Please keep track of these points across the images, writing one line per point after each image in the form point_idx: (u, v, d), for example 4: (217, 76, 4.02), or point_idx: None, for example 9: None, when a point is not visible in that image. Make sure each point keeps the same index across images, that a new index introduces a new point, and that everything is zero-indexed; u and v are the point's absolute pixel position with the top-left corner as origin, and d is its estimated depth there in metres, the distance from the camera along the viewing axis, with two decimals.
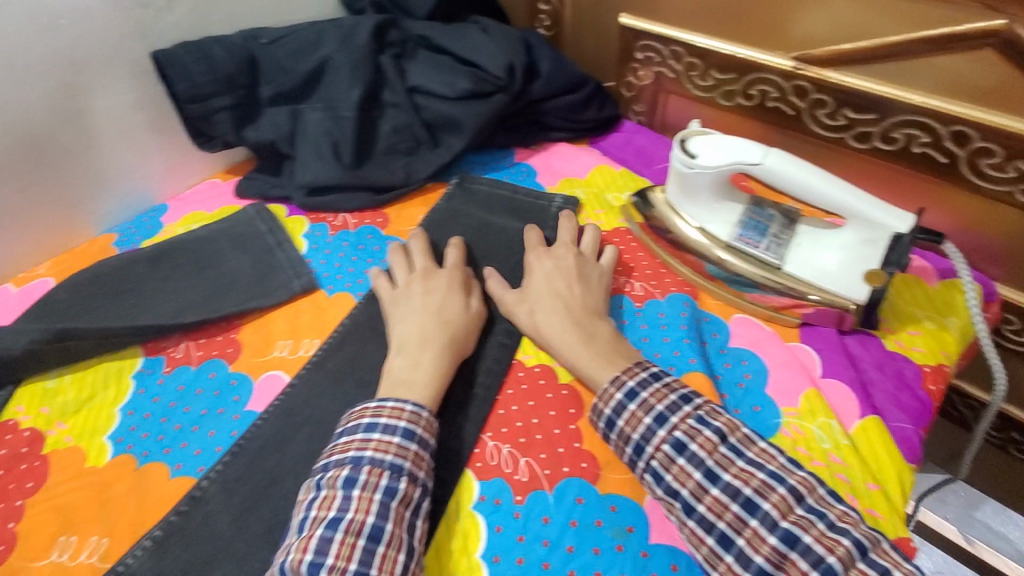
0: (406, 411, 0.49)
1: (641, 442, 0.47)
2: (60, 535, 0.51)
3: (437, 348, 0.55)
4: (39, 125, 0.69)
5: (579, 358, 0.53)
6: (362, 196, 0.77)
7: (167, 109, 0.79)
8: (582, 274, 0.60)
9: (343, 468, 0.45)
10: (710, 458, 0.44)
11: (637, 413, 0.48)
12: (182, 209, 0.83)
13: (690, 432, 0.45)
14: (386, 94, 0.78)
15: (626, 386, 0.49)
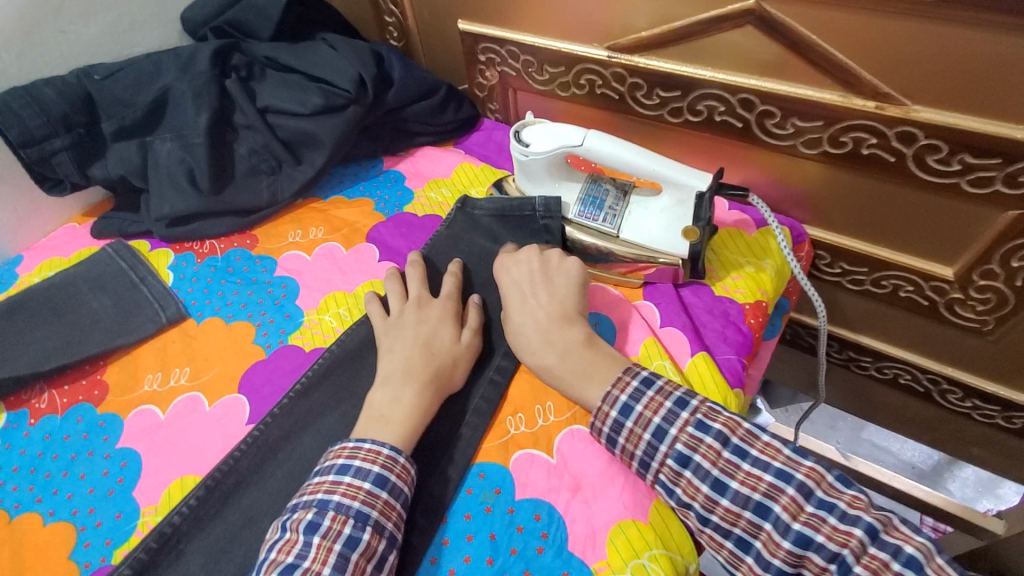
0: (376, 451, 0.49)
1: (644, 458, 0.51)
2: None
3: (416, 381, 0.54)
4: None
5: (565, 376, 0.55)
6: (226, 220, 0.78)
7: (6, 158, 0.75)
8: (558, 280, 0.61)
9: (310, 509, 0.46)
10: (716, 467, 0.48)
11: (635, 431, 0.51)
12: (39, 257, 0.79)
13: (691, 444, 0.49)
14: (238, 117, 0.78)
15: (619, 402, 0.53)
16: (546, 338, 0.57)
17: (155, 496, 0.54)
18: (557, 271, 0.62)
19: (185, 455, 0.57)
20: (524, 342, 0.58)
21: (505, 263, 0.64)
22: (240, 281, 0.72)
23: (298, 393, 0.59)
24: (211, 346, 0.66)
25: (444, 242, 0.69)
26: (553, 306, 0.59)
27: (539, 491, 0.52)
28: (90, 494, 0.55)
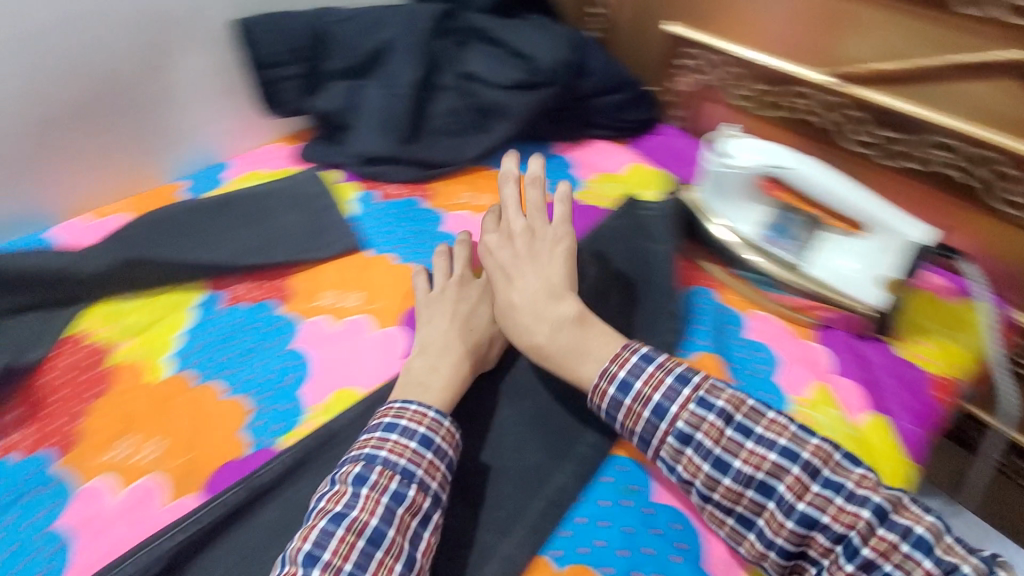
0: (414, 410, 0.51)
1: (644, 435, 0.50)
2: (123, 435, 0.56)
3: (455, 356, 0.57)
4: (126, 74, 0.76)
5: (558, 357, 0.54)
6: (409, 169, 0.83)
7: (242, 74, 0.86)
8: (543, 256, 0.59)
9: (358, 464, 0.48)
10: (718, 446, 0.47)
11: (634, 408, 0.49)
12: (248, 165, 0.89)
13: (692, 421, 0.48)
14: (441, 78, 0.84)
15: (616, 378, 0.51)
16: (523, 313, 0.56)
17: (318, 397, 0.59)
18: (542, 244, 0.60)
19: (346, 369, 0.61)
20: (504, 317, 0.57)
21: (491, 240, 0.62)
22: (416, 227, 0.78)
23: None
24: (381, 279, 0.71)
25: (611, 233, 0.69)
26: (544, 281, 0.57)
27: (676, 501, 0.52)
28: (264, 380, 0.60)
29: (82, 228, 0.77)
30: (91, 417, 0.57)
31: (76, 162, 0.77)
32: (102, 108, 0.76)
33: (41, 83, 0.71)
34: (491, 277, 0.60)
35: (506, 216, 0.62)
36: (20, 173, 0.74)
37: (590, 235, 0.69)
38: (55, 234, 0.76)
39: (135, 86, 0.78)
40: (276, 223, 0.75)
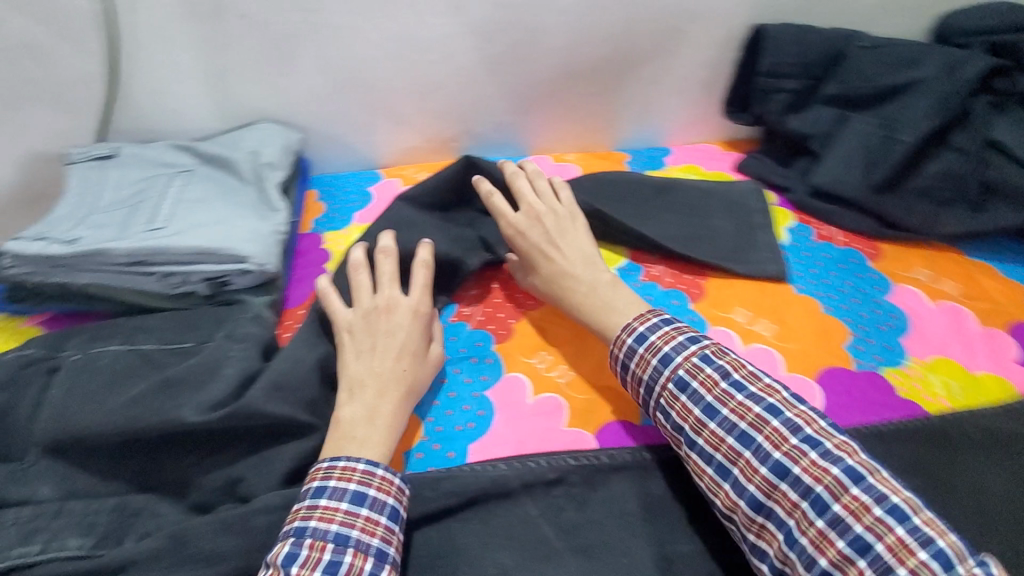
0: (322, 469, 0.50)
1: (649, 382, 0.55)
2: (544, 349, 0.66)
3: (393, 400, 0.56)
4: (640, 52, 0.84)
5: (596, 306, 0.62)
6: (866, 220, 0.75)
7: (726, 75, 0.88)
8: (570, 234, 0.68)
9: (288, 539, 0.46)
10: (745, 422, 0.48)
11: (643, 355, 0.56)
12: (686, 157, 0.93)
13: (692, 371, 0.53)
14: (955, 137, 0.75)
15: (636, 331, 0.57)
16: (576, 275, 0.64)
17: None
18: (555, 218, 0.69)
19: None
20: (565, 283, 0.64)
21: (520, 219, 0.68)
22: (851, 283, 0.70)
23: (877, 435, 0.56)
24: (800, 322, 0.66)
25: None
26: (579, 250, 0.66)
27: None
28: None
29: (545, 167, 0.92)
30: (524, 322, 0.68)
31: (563, 111, 0.91)
32: (607, 75, 0.87)
33: (580, 43, 0.83)
34: (528, 257, 0.67)
35: (530, 202, 0.70)
36: (525, 107, 0.90)
37: None
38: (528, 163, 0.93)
39: (641, 61, 0.86)
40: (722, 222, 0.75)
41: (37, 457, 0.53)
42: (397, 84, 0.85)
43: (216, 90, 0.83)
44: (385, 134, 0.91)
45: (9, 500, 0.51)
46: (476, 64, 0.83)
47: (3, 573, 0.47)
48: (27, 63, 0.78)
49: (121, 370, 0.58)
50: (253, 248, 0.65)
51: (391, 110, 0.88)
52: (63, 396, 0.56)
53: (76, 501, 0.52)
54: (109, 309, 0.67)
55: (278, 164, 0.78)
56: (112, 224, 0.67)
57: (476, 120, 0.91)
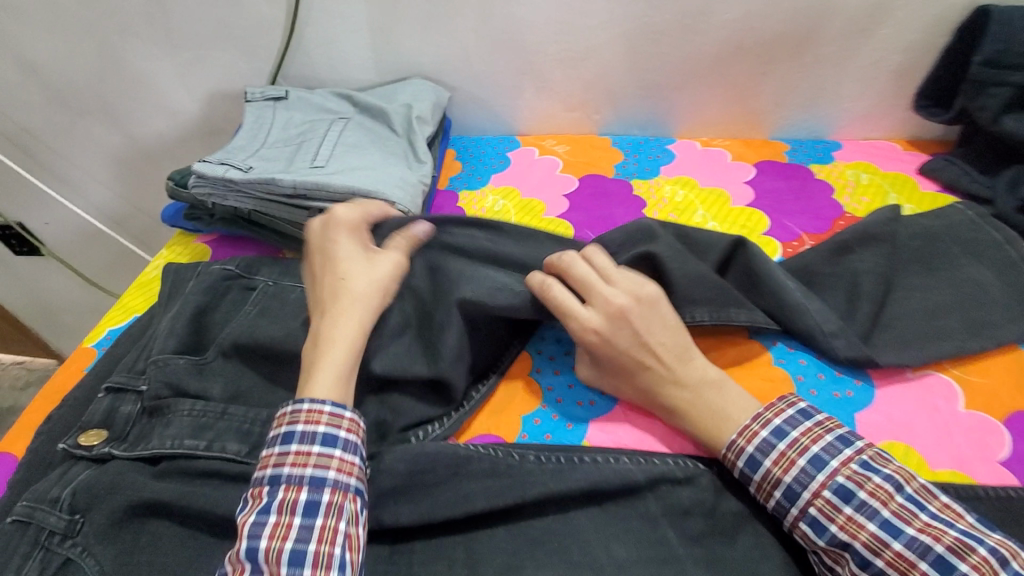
0: (288, 414, 0.48)
1: (794, 486, 0.46)
2: None
3: (348, 345, 0.52)
4: (826, 28, 0.76)
5: (704, 410, 0.51)
6: None
7: (925, 64, 0.77)
8: (644, 313, 0.54)
9: (263, 488, 0.45)
10: (888, 509, 0.42)
11: (787, 454, 0.46)
12: (858, 153, 0.82)
13: (855, 479, 0.44)
14: None
15: (771, 423, 0.48)
16: (681, 368, 0.52)
17: (873, 436, 0.52)
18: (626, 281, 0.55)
19: (917, 434, 0.52)
20: (649, 377, 0.52)
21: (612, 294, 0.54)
22: None
23: None
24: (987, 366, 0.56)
25: None
26: (674, 338, 0.53)
27: None
28: (816, 379, 0.55)
29: (691, 150, 0.86)
30: None
31: (722, 90, 0.84)
32: (781, 55, 0.79)
33: (757, 16, 0.76)
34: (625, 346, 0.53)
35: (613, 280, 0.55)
36: (681, 83, 0.84)
37: None
38: (674, 145, 0.88)
39: (825, 40, 0.77)
40: (907, 232, 0.65)
41: (214, 357, 0.60)
42: (551, 49, 0.83)
43: (382, 45, 0.86)
44: (531, 102, 0.90)
45: (187, 391, 0.57)
46: (635, 32, 0.79)
47: (176, 456, 0.54)
48: (227, 7, 0.86)
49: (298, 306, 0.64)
50: (400, 196, 0.67)
51: (540, 75, 0.86)
52: (255, 315, 0.63)
53: (238, 406, 0.57)
54: (267, 235, 0.74)
55: (427, 119, 0.80)
56: (280, 158, 0.72)
57: (626, 94, 0.87)
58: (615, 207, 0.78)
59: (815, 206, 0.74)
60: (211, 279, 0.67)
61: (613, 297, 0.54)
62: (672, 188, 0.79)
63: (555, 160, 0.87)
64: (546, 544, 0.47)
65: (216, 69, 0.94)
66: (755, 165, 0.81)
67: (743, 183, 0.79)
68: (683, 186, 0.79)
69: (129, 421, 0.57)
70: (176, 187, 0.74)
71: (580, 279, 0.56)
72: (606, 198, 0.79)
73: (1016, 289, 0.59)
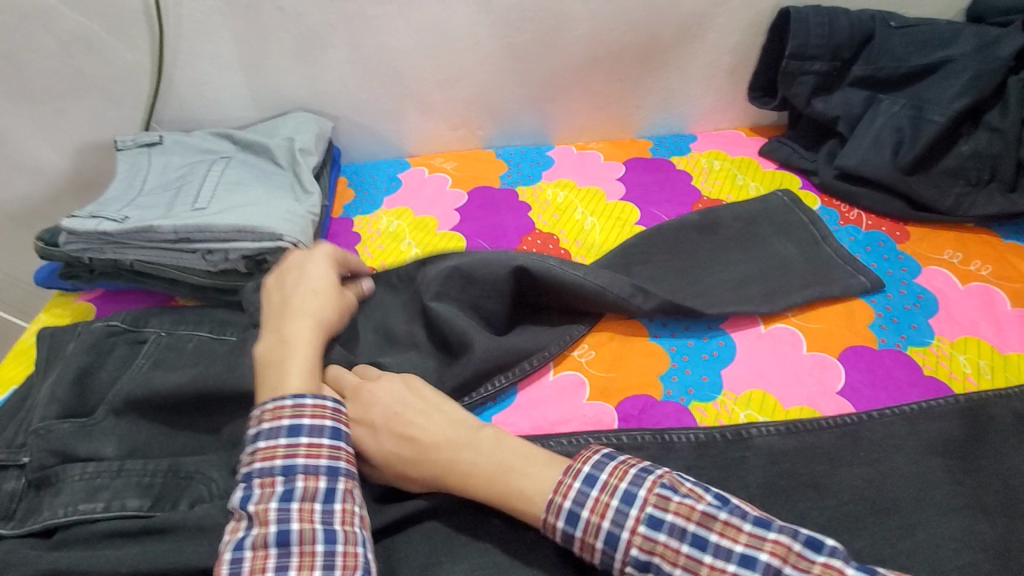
0: (291, 407, 0.48)
1: (605, 567, 0.42)
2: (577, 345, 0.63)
3: (308, 353, 0.54)
4: (664, 36, 0.85)
5: (489, 475, 0.47)
6: (892, 202, 0.73)
7: (751, 61, 0.88)
8: (416, 408, 0.52)
9: (274, 479, 0.46)
10: (676, 566, 0.39)
11: (586, 539, 0.42)
12: (710, 143, 0.93)
13: (645, 544, 0.40)
14: (992, 115, 0.71)
15: (563, 509, 0.43)
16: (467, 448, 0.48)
17: (738, 387, 0.58)
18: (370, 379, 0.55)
19: (773, 379, 0.59)
20: (428, 450, 0.49)
21: (359, 403, 0.53)
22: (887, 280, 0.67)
23: (905, 415, 0.54)
24: (824, 311, 0.64)
25: None
26: (445, 414, 0.51)
27: None
28: (687, 346, 0.62)
29: (568, 155, 0.92)
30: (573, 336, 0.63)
31: (588, 97, 0.92)
32: (632, 62, 0.88)
33: (604, 29, 0.84)
34: (399, 435, 0.50)
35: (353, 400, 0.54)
36: (550, 95, 0.91)
37: None
38: (553, 151, 0.94)
39: (666, 47, 0.87)
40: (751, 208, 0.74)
41: (106, 416, 0.58)
42: (424, 72, 0.87)
43: (256, 82, 0.87)
44: (415, 123, 0.93)
45: (77, 455, 0.55)
46: (498, 50, 0.85)
47: (71, 524, 0.52)
48: (85, 56, 0.83)
49: (195, 352, 0.64)
50: (288, 229, 0.68)
51: (417, 98, 0.90)
52: (148, 368, 0.62)
53: (136, 461, 0.56)
54: (155, 284, 0.73)
55: (311, 150, 0.81)
56: (159, 204, 0.71)
57: (502, 108, 0.92)
58: (503, 215, 0.82)
59: (677, 193, 0.83)
60: (92, 338, 0.64)
61: (371, 387, 0.54)
62: (554, 190, 0.85)
63: (444, 176, 0.90)
64: (460, 540, 0.50)
65: (81, 121, 0.90)
66: (624, 162, 0.89)
67: (615, 180, 0.86)
68: (563, 188, 0.86)
69: (15, 497, 0.54)
70: (46, 248, 0.71)
71: (350, 376, 0.56)
72: (493, 207, 0.84)
73: (833, 249, 0.69)
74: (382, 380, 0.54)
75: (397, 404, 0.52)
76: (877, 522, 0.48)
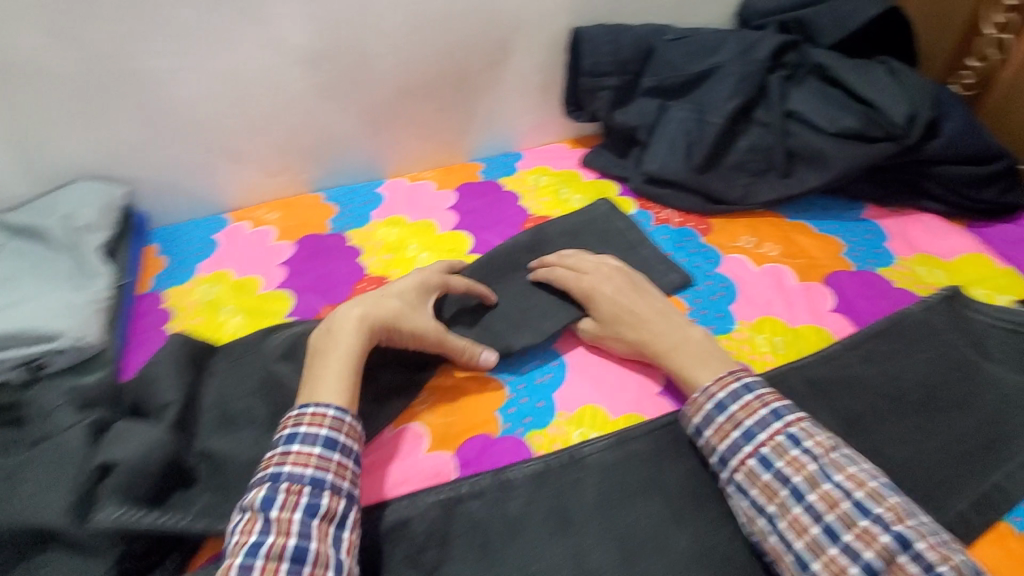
0: (332, 418, 0.49)
1: (751, 429, 0.49)
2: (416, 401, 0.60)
3: (353, 353, 0.54)
4: (472, 62, 0.86)
5: (682, 361, 0.56)
6: (695, 200, 0.80)
7: (558, 77, 0.92)
8: (643, 300, 0.62)
9: (304, 488, 0.45)
10: (827, 457, 0.46)
11: (753, 403, 0.50)
12: (535, 160, 0.95)
13: (806, 431, 0.48)
14: (760, 112, 0.79)
15: (744, 379, 0.52)
16: (660, 334, 0.59)
17: (571, 406, 0.59)
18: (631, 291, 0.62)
19: (601, 391, 0.61)
20: (632, 321, 0.60)
21: (595, 279, 0.64)
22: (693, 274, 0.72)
23: None
24: None
25: (941, 323, 0.63)
26: (652, 304, 0.61)
27: None
28: (521, 373, 0.62)
29: (399, 190, 0.90)
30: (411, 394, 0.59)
31: (411, 127, 0.90)
32: (448, 88, 0.88)
33: (410, 60, 0.83)
34: (612, 313, 0.61)
35: (597, 274, 0.64)
36: (371, 129, 0.88)
37: (892, 319, 0.64)
38: (384, 187, 0.92)
39: (477, 71, 0.87)
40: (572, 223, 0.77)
41: None
42: (226, 122, 0.80)
43: (22, 157, 0.75)
44: (227, 176, 0.85)
45: None
46: (303, 91, 0.81)
47: None
48: None
49: None
50: (71, 327, 0.63)
51: (225, 149, 0.83)
52: None
53: None
54: None
55: (99, 225, 0.73)
56: None
57: (323, 149, 0.87)
58: (333, 262, 0.79)
59: (506, 216, 0.84)
60: None
61: (590, 263, 0.66)
62: (385, 229, 0.83)
63: (267, 229, 0.84)
64: None
65: None
66: (455, 189, 0.89)
67: (447, 209, 0.86)
68: (394, 226, 0.84)
69: None
70: None
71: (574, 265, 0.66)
72: (321, 255, 0.80)
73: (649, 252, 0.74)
74: (603, 275, 0.64)
75: (609, 290, 0.62)
76: (697, 516, 0.51)
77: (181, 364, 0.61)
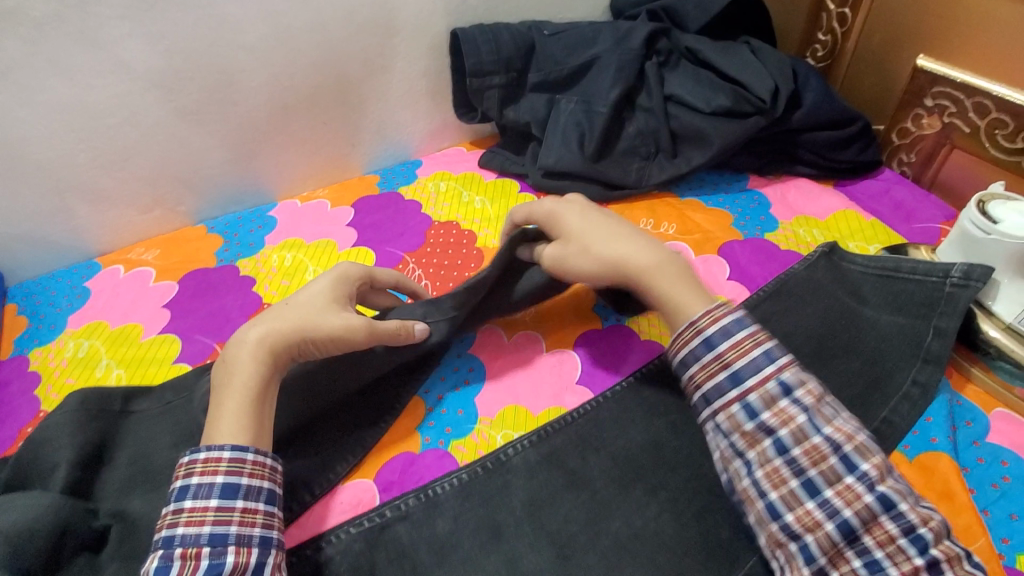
0: (229, 460, 0.45)
1: (741, 373, 0.47)
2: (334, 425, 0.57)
3: (249, 383, 0.49)
4: (352, 72, 0.83)
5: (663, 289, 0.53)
6: (593, 188, 0.81)
7: (445, 81, 0.91)
8: (621, 229, 0.57)
9: (202, 550, 0.41)
10: (816, 408, 0.45)
11: (745, 342, 0.47)
12: (434, 165, 0.94)
13: (796, 377, 0.46)
14: (641, 98, 0.82)
15: (734, 313, 0.49)
16: (640, 260, 0.54)
17: (491, 410, 0.58)
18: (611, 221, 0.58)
19: (520, 389, 0.60)
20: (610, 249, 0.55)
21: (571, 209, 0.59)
22: None
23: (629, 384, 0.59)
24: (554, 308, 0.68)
25: (824, 276, 0.68)
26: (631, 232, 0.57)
27: None
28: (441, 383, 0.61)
29: (292, 211, 0.86)
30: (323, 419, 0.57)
31: (297, 144, 0.86)
32: (330, 101, 0.84)
33: (283, 74, 0.79)
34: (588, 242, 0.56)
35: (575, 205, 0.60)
36: (253, 150, 0.83)
37: (777, 281, 0.68)
38: (277, 210, 0.86)
39: (359, 81, 0.85)
40: None
41: None
42: (79, 159, 0.73)
43: None
44: (91, 218, 0.77)
45: None
46: (166, 117, 0.74)
47: None
48: None
49: None
50: None
51: (83, 188, 0.75)
52: None
53: None
54: None
55: None
56: None
57: (200, 177, 0.81)
58: (225, 297, 0.73)
59: (409, 225, 0.81)
60: None
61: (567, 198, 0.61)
62: (280, 254, 0.78)
63: (147, 270, 0.77)
64: None
65: None
66: (353, 204, 0.86)
67: (346, 225, 0.82)
68: (289, 249, 0.79)
69: None
70: None
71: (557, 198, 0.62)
72: (211, 291, 0.74)
73: None
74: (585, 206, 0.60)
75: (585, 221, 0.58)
76: (625, 497, 0.51)
77: (53, 425, 0.53)
